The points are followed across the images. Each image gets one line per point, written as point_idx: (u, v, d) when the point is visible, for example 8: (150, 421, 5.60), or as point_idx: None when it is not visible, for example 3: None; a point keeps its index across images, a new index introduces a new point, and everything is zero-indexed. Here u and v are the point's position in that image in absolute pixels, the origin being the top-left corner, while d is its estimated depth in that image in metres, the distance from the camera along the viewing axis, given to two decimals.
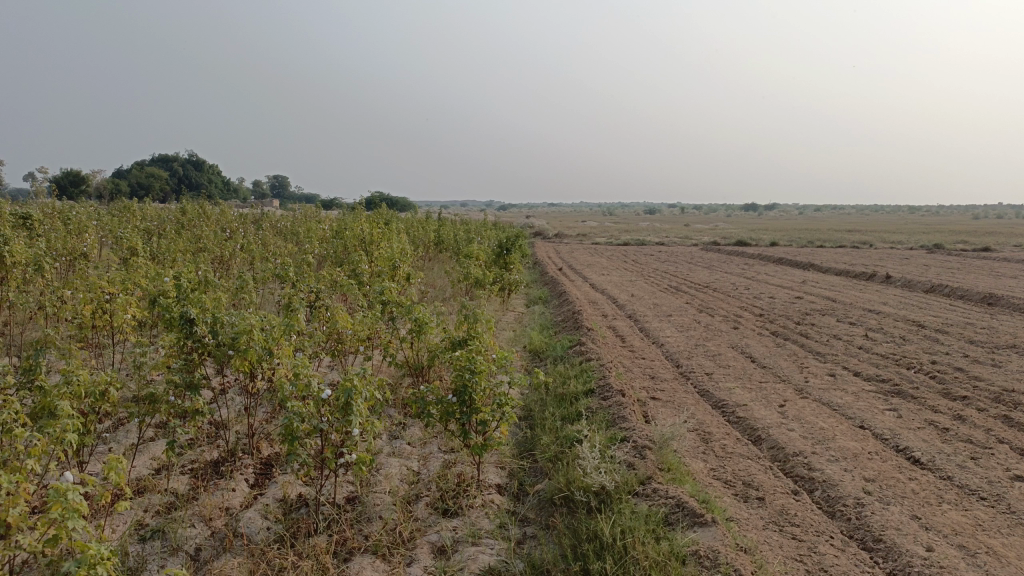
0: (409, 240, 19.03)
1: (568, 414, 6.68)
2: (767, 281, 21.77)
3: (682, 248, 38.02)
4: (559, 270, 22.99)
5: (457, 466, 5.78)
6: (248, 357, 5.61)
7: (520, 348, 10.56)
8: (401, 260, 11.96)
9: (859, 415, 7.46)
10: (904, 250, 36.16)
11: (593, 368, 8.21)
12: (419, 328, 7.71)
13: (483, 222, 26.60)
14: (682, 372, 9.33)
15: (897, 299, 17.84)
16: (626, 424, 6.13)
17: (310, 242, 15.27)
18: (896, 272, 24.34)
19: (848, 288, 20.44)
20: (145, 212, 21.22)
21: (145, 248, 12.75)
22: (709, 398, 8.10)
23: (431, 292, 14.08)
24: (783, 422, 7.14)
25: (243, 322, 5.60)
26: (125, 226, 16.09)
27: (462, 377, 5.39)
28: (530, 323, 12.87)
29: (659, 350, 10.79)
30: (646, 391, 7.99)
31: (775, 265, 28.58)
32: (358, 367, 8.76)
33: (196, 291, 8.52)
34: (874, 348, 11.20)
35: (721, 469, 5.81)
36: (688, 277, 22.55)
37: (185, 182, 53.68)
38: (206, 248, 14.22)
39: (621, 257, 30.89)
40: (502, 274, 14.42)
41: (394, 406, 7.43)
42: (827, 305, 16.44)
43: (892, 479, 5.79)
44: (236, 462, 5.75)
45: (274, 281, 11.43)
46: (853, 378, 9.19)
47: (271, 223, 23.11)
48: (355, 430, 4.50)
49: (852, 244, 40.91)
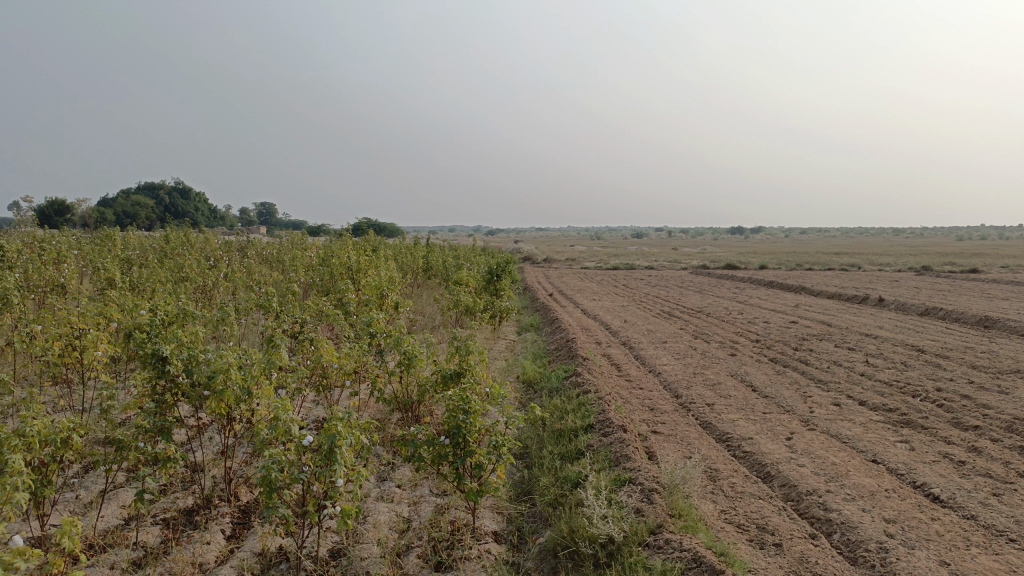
0: (398, 267, 18.70)
1: (567, 453, 6.32)
2: (760, 305, 21.53)
3: (672, 273, 37.82)
4: (550, 296, 22.70)
5: (450, 512, 5.40)
6: (225, 399, 5.25)
7: (513, 379, 10.20)
8: (390, 289, 11.62)
9: (870, 448, 7.12)
10: (894, 273, 36.11)
11: (591, 401, 7.84)
12: (408, 361, 7.34)
13: (472, 248, 26.32)
14: (682, 403, 8.99)
15: (893, 323, 17.59)
16: (629, 463, 5.77)
17: (295, 270, 14.90)
18: (888, 294, 24.17)
19: (843, 311, 20.19)
20: (127, 241, 20.81)
21: (124, 278, 12.38)
22: (712, 430, 7.75)
23: (420, 321, 13.72)
24: (792, 457, 6.78)
25: (220, 360, 5.23)
26: (105, 256, 15.68)
27: (456, 418, 5.02)
28: (522, 352, 12.52)
29: (657, 379, 10.45)
30: (646, 425, 7.64)
31: (767, 289, 28.40)
32: (345, 401, 8.38)
33: (174, 324, 8.14)
34: (877, 375, 10.89)
35: (732, 511, 5.45)
36: (680, 302, 22.31)
37: (171, 210, 53.25)
38: (189, 276, 13.83)
39: (611, 282, 30.66)
40: (493, 302, 14.10)
41: (383, 445, 7.05)
42: (823, 329, 16.17)
43: (913, 519, 5.43)
44: (211, 511, 5.37)
45: (257, 311, 11.05)
46: (858, 408, 8.86)
47: (257, 251, 22.75)
48: (338, 480, 4.11)
49: (841, 266, 40.96)
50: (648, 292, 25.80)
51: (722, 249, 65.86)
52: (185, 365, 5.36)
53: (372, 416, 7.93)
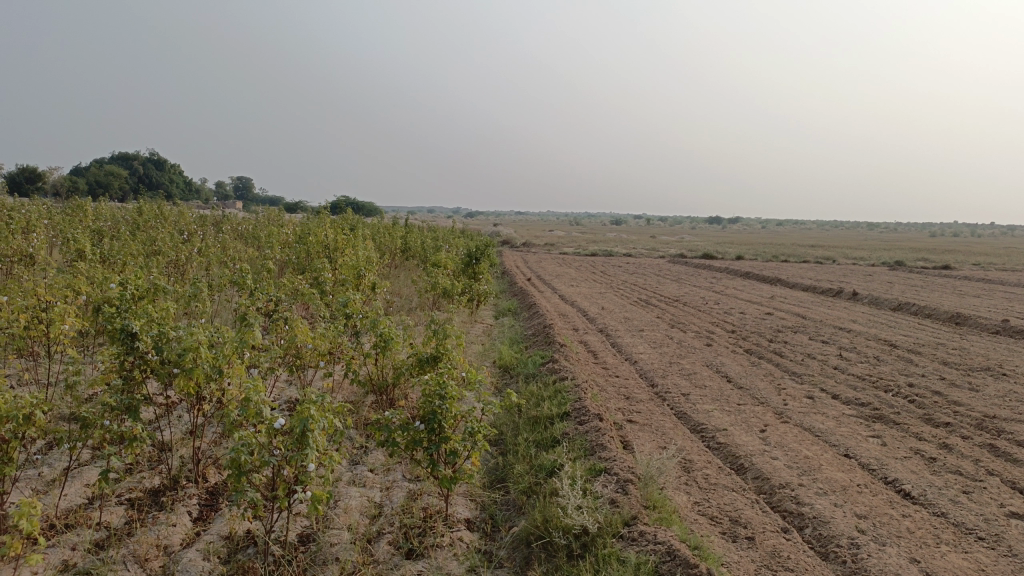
0: (375, 247, 18.52)
1: (542, 441, 6.28)
2: (736, 296, 21.66)
3: (650, 260, 37.94)
4: (528, 281, 22.65)
5: (422, 498, 5.34)
6: (195, 378, 5.12)
7: (489, 363, 10.15)
8: (367, 269, 11.49)
9: (843, 442, 7.16)
10: (869, 267, 36.53)
11: (568, 388, 7.80)
12: (384, 344, 7.25)
13: (450, 229, 26.16)
14: (658, 392, 8.98)
15: (867, 317, 17.76)
16: (605, 452, 5.75)
17: (271, 247, 14.69)
18: (862, 289, 24.41)
19: (817, 304, 20.36)
20: (99, 211, 20.42)
21: (94, 249, 12.12)
22: (687, 421, 7.75)
23: (396, 303, 13.60)
24: (766, 450, 6.80)
25: (191, 338, 5.09)
26: (75, 227, 15.35)
27: (431, 404, 4.94)
28: (499, 336, 12.46)
29: (633, 367, 10.45)
30: (622, 414, 7.63)
31: (743, 279, 28.59)
32: (318, 382, 8.27)
33: (144, 300, 7.97)
34: (850, 369, 10.97)
35: (706, 503, 5.44)
36: (657, 290, 22.37)
37: (145, 181, 52.36)
38: (162, 251, 13.57)
39: (589, 268, 30.68)
40: (471, 285, 14.00)
41: (356, 427, 6.97)
42: (798, 322, 16.29)
43: (884, 515, 5.46)
44: (178, 493, 5.26)
45: (231, 288, 10.87)
46: (832, 401, 8.92)
47: (233, 226, 22.43)
48: (310, 465, 4.02)
49: (817, 258, 41.32)
50: (626, 279, 25.84)
51: (700, 239, 66.18)
52: (155, 342, 5.21)
53: (346, 398, 7.83)
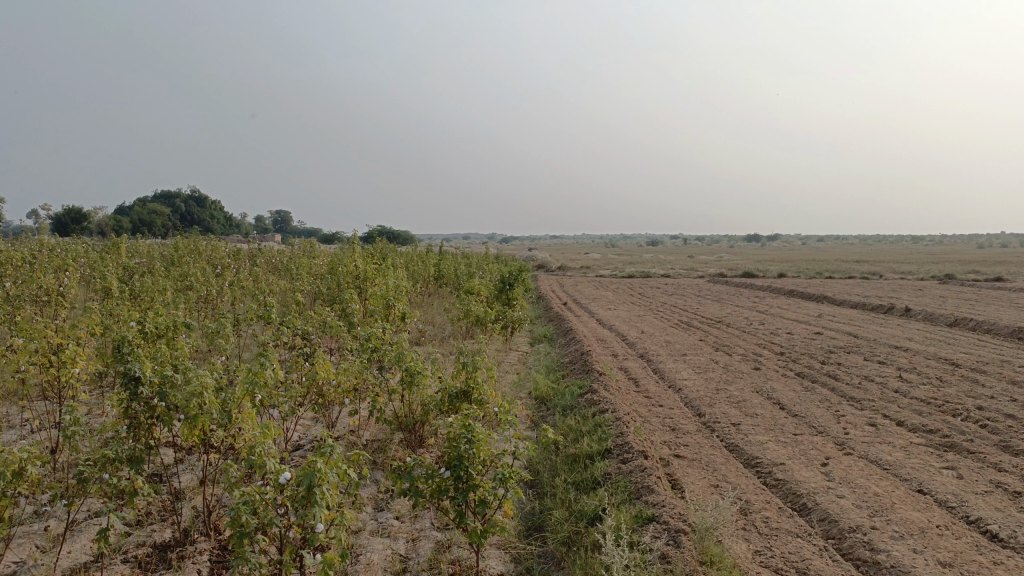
0: (408, 276, 18.23)
1: (582, 482, 5.75)
2: (781, 315, 20.88)
3: (690, 281, 37.14)
4: (564, 305, 22.17)
5: (452, 551, 4.86)
6: (201, 424, 4.72)
7: (525, 394, 9.66)
8: (397, 299, 11.11)
9: (914, 476, 6.51)
10: (919, 281, 35.22)
11: (608, 421, 7.26)
12: (411, 378, 6.83)
13: (485, 254, 25.82)
14: (705, 423, 8.41)
15: (922, 335, 16.85)
16: (652, 495, 5.20)
17: (302, 279, 14.42)
18: (914, 304, 23.41)
19: (868, 322, 19.46)
20: (136, 249, 20.50)
21: (124, 286, 12.01)
22: (740, 455, 7.18)
23: (429, 333, 13.20)
24: (830, 487, 6.20)
25: (198, 381, 4.69)
26: (108, 264, 15.29)
27: (457, 448, 4.44)
28: (535, 365, 11.96)
29: (677, 395, 9.88)
30: (667, 449, 7.09)
31: (788, 298, 27.72)
32: (345, 421, 7.87)
33: (163, 338, 7.65)
34: (912, 392, 10.23)
35: (767, 552, 4.87)
36: (698, 311, 21.68)
37: (186, 218, 53.26)
38: (192, 285, 13.39)
39: (627, 290, 30.06)
40: (504, 312, 13.55)
41: (382, 470, 6.54)
42: (850, 341, 15.51)
43: (973, 563, 4.80)
44: (188, 549, 4.86)
45: (258, 322, 10.59)
46: (896, 429, 8.24)
47: (267, 259, 22.40)
48: (318, 525, 3.56)
49: (863, 273, 40.07)
50: (665, 301, 25.18)
51: (739, 257, 65.05)
52: (159, 387, 4.81)
53: (373, 437, 7.40)
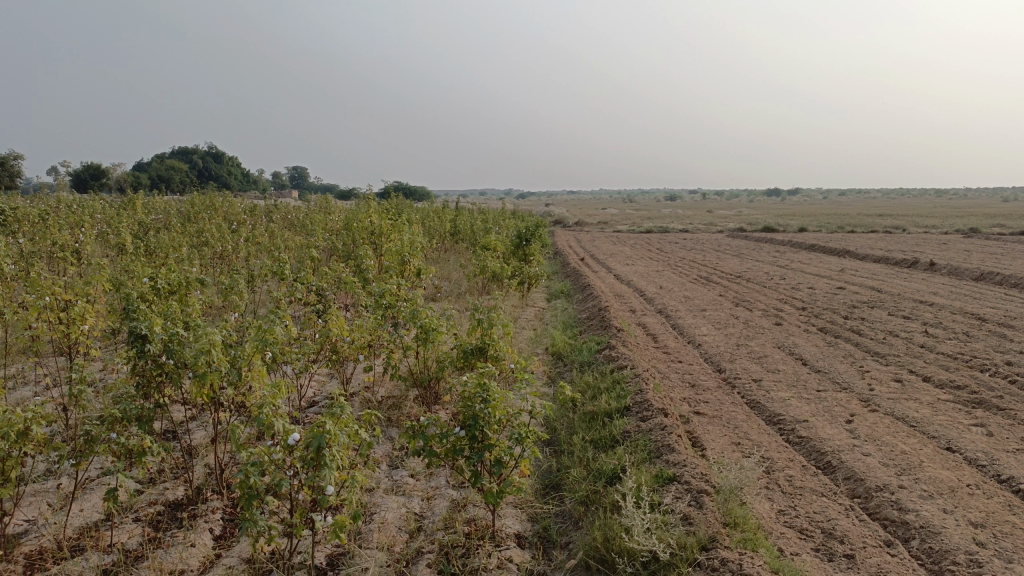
0: (424, 232, 18.04)
1: (601, 440, 5.62)
2: (802, 270, 20.56)
3: (708, 236, 36.68)
4: (581, 261, 21.97)
5: (467, 511, 4.77)
6: (210, 382, 4.61)
7: (542, 350, 9.54)
8: (411, 254, 10.94)
9: (942, 433, 6.32)
10: (943, 235, 34.58)
11: (627, 378, 7.12)
12: (425, 334, 6.69)
13: (502, 209, 25.55)
14: (726, 379, 8.24)
15: (948, 289, 16.51)
16: (672, 454, 5.06)
17: (316, 234, 14.28)
18: (939, 258, 22.94)
19: (891, 276, 19.09)
20: (152, 206, 20.46)
21: (138, 242, 11.94)
22: (762, 411, 7.03)
23: (444, 289, 13.07)
24: (856, 445, 6.03)
25: (206, 339, 4.57)
26: (124, 221, 15.23)
27: (472, 406, 4.30)
28: (551, 321, 11.82)
29: (697, 351, 9.71)
30: (687, 406, 6.95)
31: (809, 252, 27.29)
32: (360, 377, 7.79)
33: (174, 295, 7.55)
34: (939, 347, 9.99)
35: (792, 511, 4.74)
36: (717, 266, 21.39)
37: (203, 175, 53.26)
38: (207, 242, 13.30)
39: (646, 245, 29.74)
40: (521, 268, 13.34)
41: (397, 428, 6.45)
42: (873, 296, 15.21)
43: (1006, 524, 4.64)
44: (200, 508, 4.80)
45: (271, 278, 10.48)
46: (922, 385, 8.04)
47: (283, 216, 22.30)
48: (327, 487, 3.44)
49: (886, 227, 39.40)
50: (684, 256, 24.89)
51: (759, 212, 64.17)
52: (167, 344, 4.69)
53: (388, 394, 7.32)
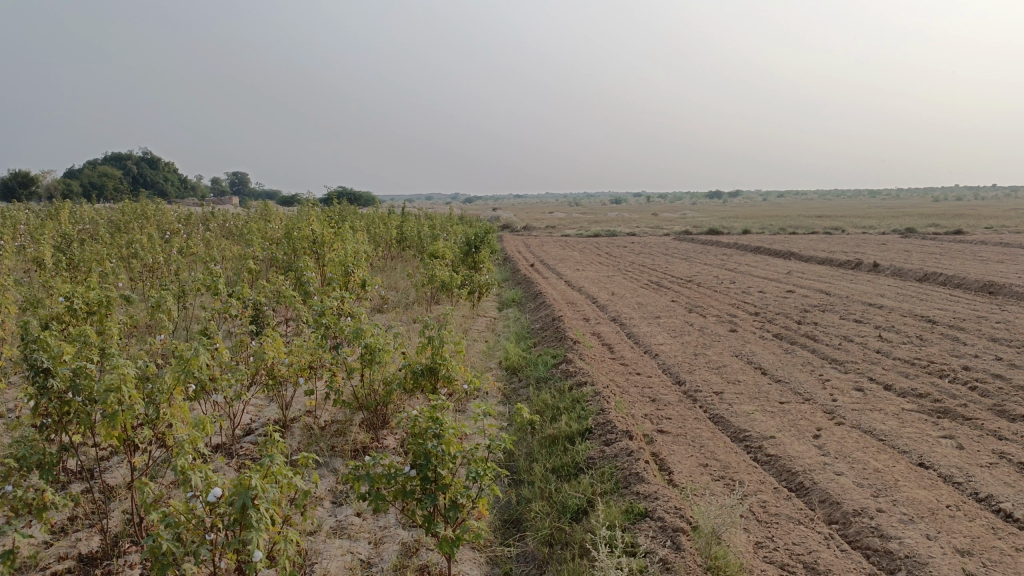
0: (369, 240, 17.45)
1: (563, 469, 5.22)
2: (751, 273, 20.59)
3: (656, 239, 36.78)
4: (531, 267, 21.66)
5: (420, 557, 4.32)
6: (122, 422, 4.06)
7: (495, 365, 9.12)
8: (356, 265, 10.39)
9: (913, 448, 6.10)
10: (881, 236, 35.33)
11: (587, 396, 6.74)
12: (370, 355, 6.18)
13: (449, 216, 25.06)
14: (686, 392, 7.94)
15: (894, 291, 16.62)
16: (641, 484, 4.68)
17: (255, 245, 13.59)
18: (883, 259, 23.27)
19: (838, 278, 19.21)
20: (81, 215, 19.40)
21: (59, 254, 11.14)
22: (726, 427, 6.74)
23: (391, 301, 12.54)
24: (828, 463, 5.76)
25: (118, 374, 4.02)
26: (47, 233, 14.29)
27: (423, 444, 3.83)
28: (504, 332, 11.40)
29: (654, 362, 9.43)
30: (650, 424, 6.61)
31: (756, 255, 27.49)
32: (301, 401, 7.25)
33: (93, 317, 6.90)
34: (895, 352, 9.89)
35: (770, 544, 4.42)
36: (667, 271, 21.29)
37: (140, 181, 51.42)
38: (136, 254, 12.52)
39: (595, 250, 29.59)
40: (470, 276, 12.90)
41: (341, 458, 5.95)
42: (824, 299, 15.21)
43: (994, 550, 4.39)
44: (117, 563, 4.25)
45: (204, 293, 9.82)
46: (885, 394, 7.86)
47: (222, 224, 21.43)
48: (255, 553, 2.96)
49: (827, 229, 40.12)
50: (633, 260, 24.75)
51: (703, 214, 64.88)
52: (73, 380, 4.13)
53: (331, 419, 6.80)
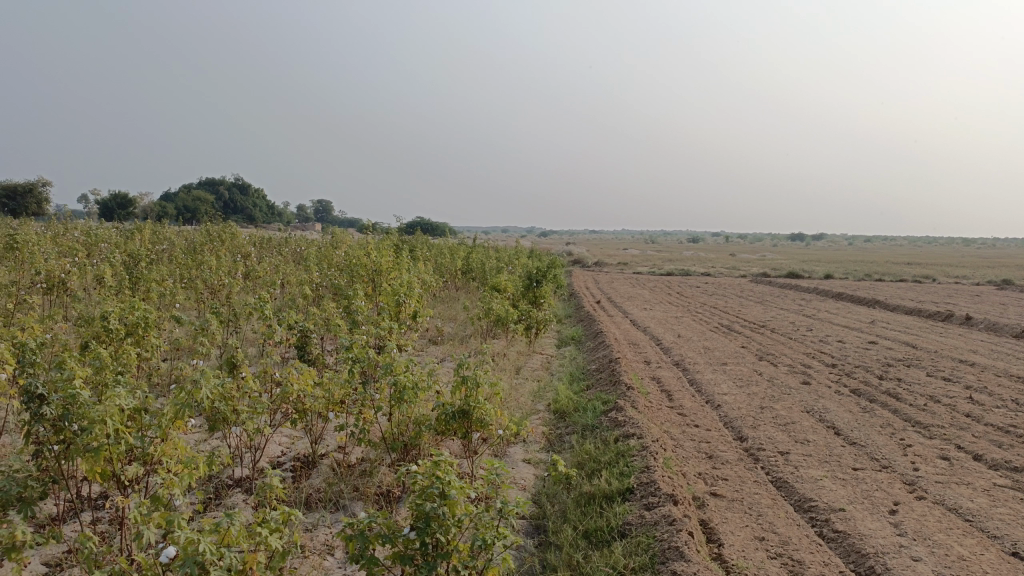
0: (432, 270, 17.26)
1: (596, 534, 4.68)
2: (830, 321, 19.51)
3: (732, 280, 35.58)
4: (597, 304, 21.07)
5: None
6: (107, 458, 3.76)
7: (543, 407, 8.64)
8: (408, 296, 10.09)
9: (1006, 532, 5.31)
10: (976, 287, 33.25)
11: (633, 450, 6.19)
12: (400, 394, 5.78)
13: (518, 249, 24.82)
14: (748, 450, 7.27)
15: (989, 347, 15.35)
16: (679, 562, 4.10)
17: (316, 270, 13.52)
18: (976, 312, 21.73)
19: (925, 331, 17.93)
20: (160, 236, 19.93)
21: (123, 272, 11.27)
22: (789, 494, 6.06)
23: (444, 337, 12.22)
24: (904, 545, 5.04)
25: (109, 406, 3.73)
26: (121, 251, 14.61)
27: (423, 506, 3.34)
28: (558, 372, 10.89)
29: (715, 413, 8.77)
30: (703, 487, 5.99)
31: (838, 302, 26.16)
32: (334, 438, 6.94)
33: (131, 337, 6.76)
34: (987, 417, 8.93)
35: None
36: (741, 314, 20.37)
37: (228, 206, 53.28)
38: (200, 276, 12.61)
39: (667, 289, 28.79)
40: (528, 312, 12.45)
41: (362, 503, 5.56)
42: (909, 353, 14.12)
43: None
44: None
45: (255, 318, 9.68)
46: (974, 465, 7.00)
47: (294, 250, 21.71)
48: None
49: (915, 277, 38.09)
50: (705, 302, 23.86)
51: (784, 257, 62.88)
52: (66, 408, 3.84)
53: (362, 457, 6.45)
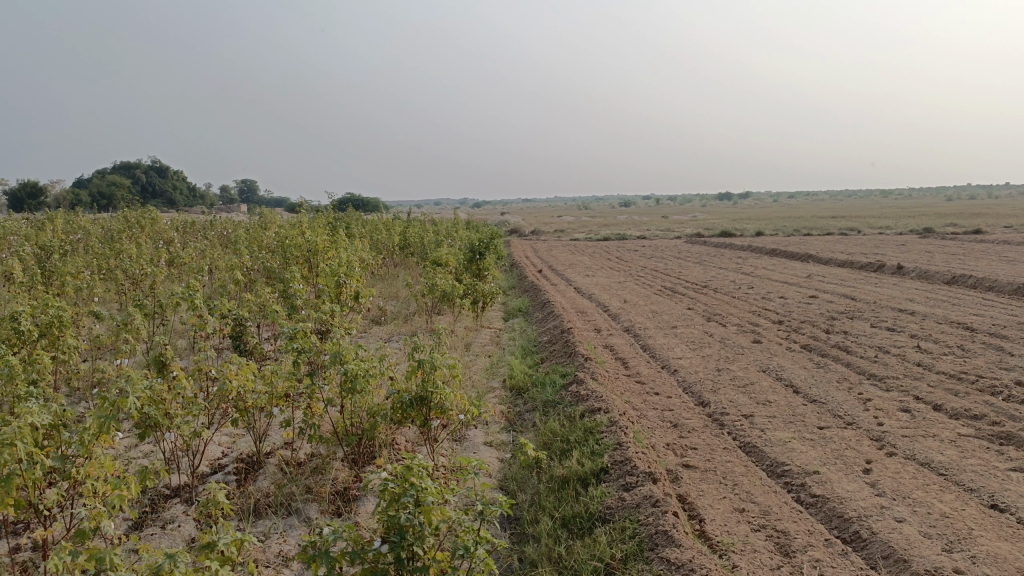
0: (369, 248, 16.66)
1: (575, 522, 4.40)
2: (769, 278, 19.68)
3: (668, 242, 35.78)
4: (539, 273, 20.76)
5: None
6: (19, 487, 3.24)
7: (498, 383, 8.30)
8: (348, 276, 9.57)
9: (982, 484, 5.24)
10: (900, 236, 34.26)
11: (601, 426, 5.92)
12: (350, 384, 5.35)
13: (456, 220, 24.26)
14: (712, 416, 7.10)
15: (923, 295, 15.67)
16: (669, 549, 3.83)
17: (246, 253, 12.78)
18: (905, 261, 22.27)
19: (861, 282, 18.23)
20: (75, 224, 18.69)
21: (33, 267, 10.36)
22: (760, 460, 5.90)
23: (386, 316, 11.72)
24: (886, 506, 4.91)
25: (18, 427, 3.21)
26: (30, 245, 13.52)
27: (395, 517, 2.96)
28: (509, 346, 10.55)
29: (673, 379, 8.59)
30: (675, 460, 5.76)
31: (773, 258, 26.52)
32: (279, 436, 6.47)
33: (44, 339, 6.10)
34: (937, 365, 9.00)
35: None
36: (682, 276, 20.40)
37: (147, 190, 50.92)
38: (120, 266, 11.75)
39: (606, 254, 28.73)
40: (473, 285, 12.05)
41: (317, 505, 5.14)
42: (850, 305, 14.28)
43: None
44: None
45: (183, 307, 9.01)
46: (934, 416, 6.99)
47: (220, 233, 20.67)
48: None
49: (841, 230, 39.11)
50: (645, 265, 23.84)
51: (714, 216, 63.76)
52: None
53: (311, 453, 6.02)
